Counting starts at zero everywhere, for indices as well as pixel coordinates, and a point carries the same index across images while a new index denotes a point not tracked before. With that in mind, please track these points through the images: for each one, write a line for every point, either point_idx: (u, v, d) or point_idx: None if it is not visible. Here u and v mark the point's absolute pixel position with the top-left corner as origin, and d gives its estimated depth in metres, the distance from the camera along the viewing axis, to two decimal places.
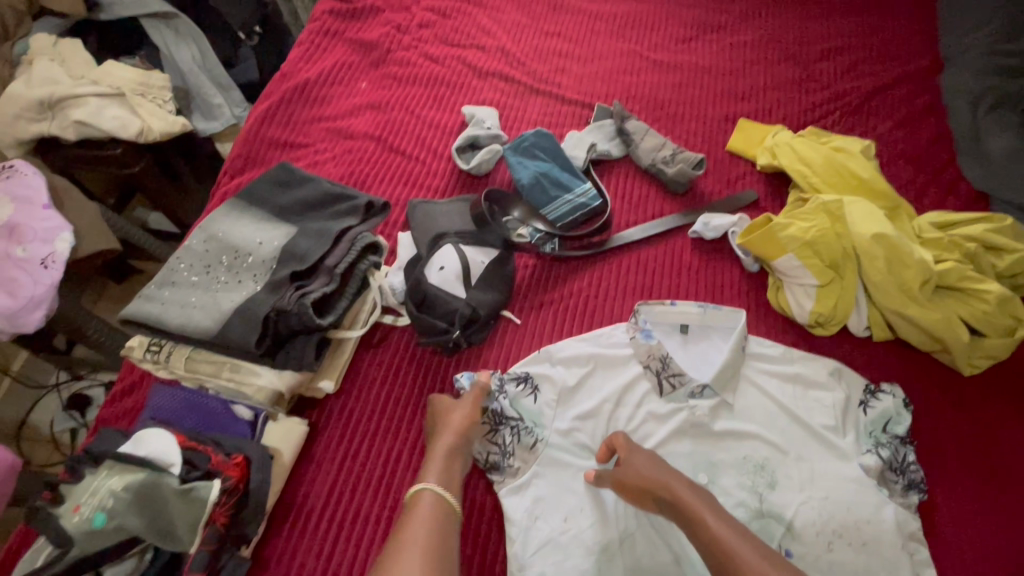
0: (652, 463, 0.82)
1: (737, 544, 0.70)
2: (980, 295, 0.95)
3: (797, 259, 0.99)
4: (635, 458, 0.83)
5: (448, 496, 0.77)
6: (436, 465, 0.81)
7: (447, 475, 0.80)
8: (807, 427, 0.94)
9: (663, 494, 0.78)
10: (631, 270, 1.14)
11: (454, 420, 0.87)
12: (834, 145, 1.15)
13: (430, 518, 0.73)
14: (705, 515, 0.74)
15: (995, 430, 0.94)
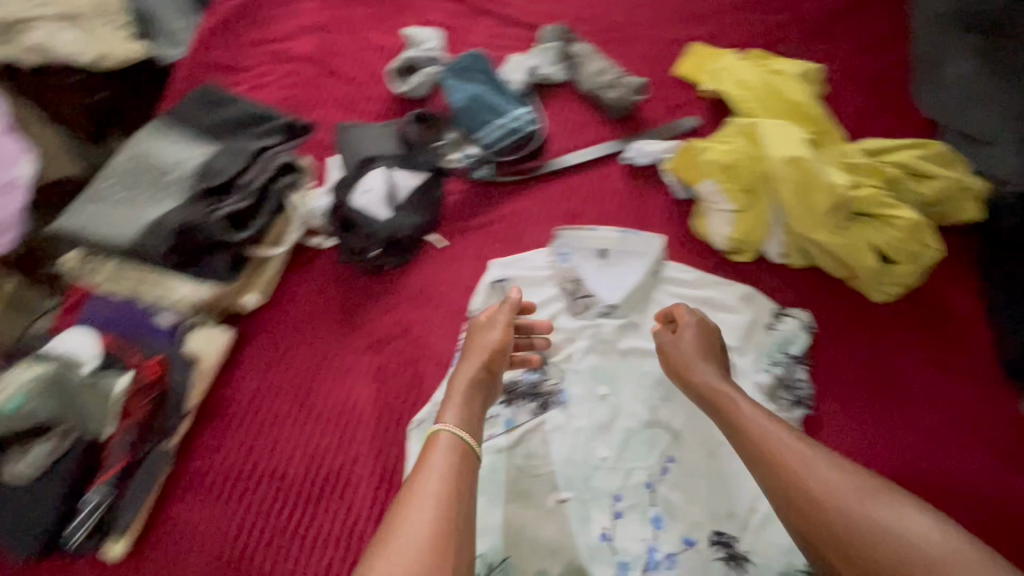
0: (697, 344, 0.89)
1: (783, 440, 0.75)
2: (892, 222, 0.95)
3: (715, 184, 0.99)
4: (685, 339, 0.90)
5: (467, 438, 0.77)
6: (454, 405, 0.80)
7: (466, 414, 0.80)
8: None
9: (694, 372, 0.87)
10: (561, 195, 1.14)
11: (474, 361, 0.86)
12: (776, 67, 1.11)
13: (445, 453, 0.74)
14: (744, 410, 0.80)
15: (893, 353, 0.97)
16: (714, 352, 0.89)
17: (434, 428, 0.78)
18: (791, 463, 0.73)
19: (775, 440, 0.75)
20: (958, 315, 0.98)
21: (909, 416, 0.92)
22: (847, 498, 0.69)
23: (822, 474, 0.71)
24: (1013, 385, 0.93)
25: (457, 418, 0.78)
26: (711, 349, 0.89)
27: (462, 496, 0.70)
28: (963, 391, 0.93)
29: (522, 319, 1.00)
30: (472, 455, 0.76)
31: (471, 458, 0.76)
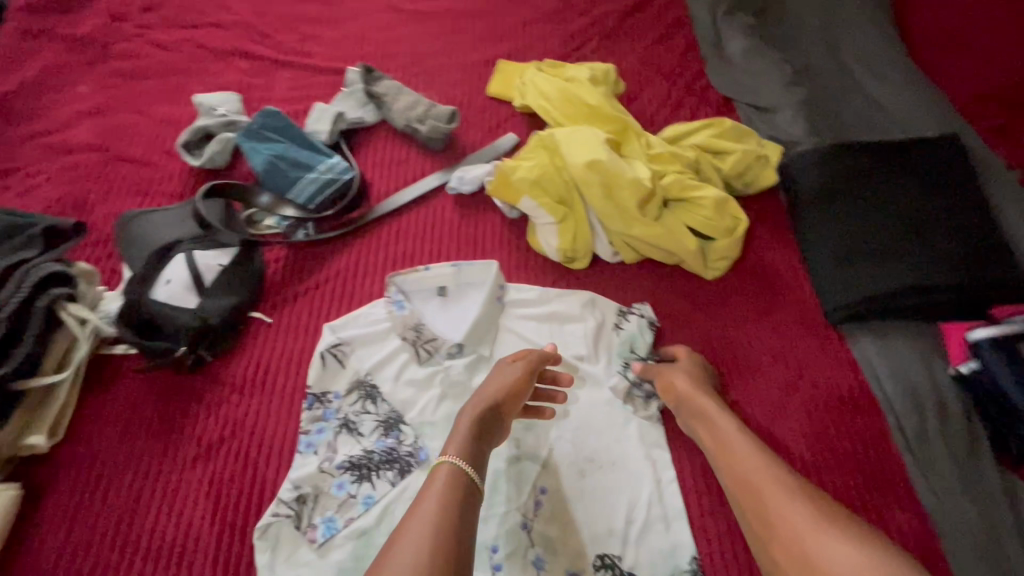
0: (691, 381, 0.88)
1: (762, 478, 0.76)
2: (699, 203, 0.98)
3: (532, 200, 0.98)
4: (673, 379, 0.89)
5: (469, 470, 0.74)
6: (460, 439, 0.78)
7: (471, 447, 0.77)
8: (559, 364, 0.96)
9: (694, 408, 0.86)
10: (394, 238, 1.09)
11: (484, 398, 0.83)
12: (569, 75, 1.14)
13: (444, 489, 0.71)
14: (734, 443, 0.81)
15: (732, 324, 0.99)
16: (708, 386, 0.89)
17: (438, 462, 0.75)
18: (765, 496, 0.74)
19: (762, 480, 0.76)
20: (782, 275, 1.03)
21: (760, 382, 0.94)
22: (810, 537, 0.69)
23: (792, 509, 0.72)
24: (839, 328, 0.97)
25: (464, 452, 0.76)
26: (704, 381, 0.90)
27: (459, 538, 0.66)
28: (800, 346, 0.97)
29: (367, 381, 0.93)
30: (471, 489, 0.73)
31: (470, 496, 0.72)
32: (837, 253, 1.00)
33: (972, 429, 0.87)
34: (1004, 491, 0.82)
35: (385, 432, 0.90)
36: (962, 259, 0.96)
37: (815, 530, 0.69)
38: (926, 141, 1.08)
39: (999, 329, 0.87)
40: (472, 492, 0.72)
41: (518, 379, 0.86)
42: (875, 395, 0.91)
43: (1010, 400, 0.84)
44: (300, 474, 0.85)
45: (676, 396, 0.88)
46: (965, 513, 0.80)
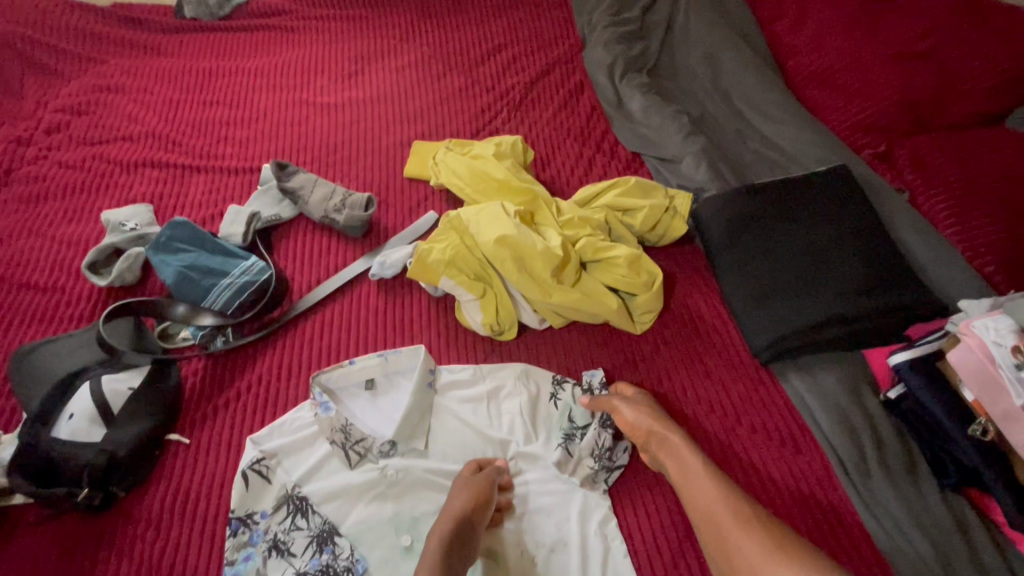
0: (641, 412, 0.89)
1: (720, 508, 0.76)
2: (614, 261, 1.00)
3: (450, 280, 0.98)
4: (624, 414, 0.90)
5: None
6: (429, 560, 0.75)
7: (442, 567, 0.74)
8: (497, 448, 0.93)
9: (651, 439, 0.87)
10: (319, 333, 1.06)
11: (450, 517, 0.80)
12: (477, 152, 1.18)
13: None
14: (693, 473, 0.81)
15: (667, 376, 0.99)
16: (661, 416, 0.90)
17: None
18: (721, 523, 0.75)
19: (717, 509, 0.76)
20: (708, 320, 1.05)
21: (702, 433, 0.93)
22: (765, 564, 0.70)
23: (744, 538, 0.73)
24: (769, 367, 0.98)
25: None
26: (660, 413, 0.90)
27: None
28: (735, 390, 0.97)
29: (297, 494, 0.88)
30: None
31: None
32: (756, 293, 1.02)
33: (907, 454, 0.87)
34: (950, 514, 0.82)
35: (318, 548, 0.84)
36: (871, 283, 0.99)
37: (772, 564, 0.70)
38: (820, 175, 1.14)
39: (915, 351, 0.88)
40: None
41: (478, 489, 0.83)
42: (813, 429, 0.91)
43: (937, 421, 0.85)
44: None
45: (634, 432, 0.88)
46: (918, 547, 0.79)
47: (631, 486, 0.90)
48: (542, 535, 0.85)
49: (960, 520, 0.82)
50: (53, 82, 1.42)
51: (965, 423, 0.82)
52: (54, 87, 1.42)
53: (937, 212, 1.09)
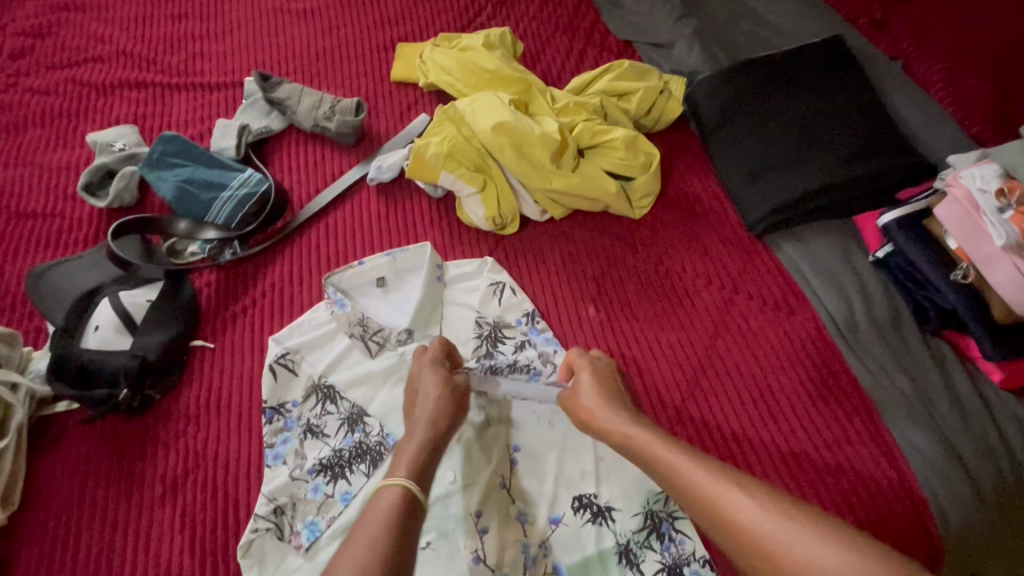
0: (597, 387, 0.82)
1: (693, 471, 0.68)
2: (611, 145, 1.01)
3: (450, 174, 0.98)
4: (583, 381, 0.84)
5: (417, 492, 0.69)
6: (406, 457, 0.73)
7: (420, 463, 0.73)
8: (500, 334, 0.97)
9: (603, 418, 0.79)
10: (325, 240, 1.08)
11: (422, 418, 0.79)
12: (465, 46, 1.14)
13: (386, 508, 0.67)
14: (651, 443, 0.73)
15: (666, 255, 1.02)
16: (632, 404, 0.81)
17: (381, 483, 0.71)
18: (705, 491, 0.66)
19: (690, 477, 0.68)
20: (705, 200, 1.07)
21: (701, 304, 0.98)
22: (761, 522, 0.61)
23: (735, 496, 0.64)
24: (764, 239, 1.02)
25: (411, 471, 0.71)
26: (611, 385, 0.83)
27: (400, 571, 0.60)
28: (732, 263, 1.00)
29: (323, 384, 0.93)
30: (418, 504, 0.69)
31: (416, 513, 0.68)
32: (749, 169, 1.04)
33: (892, 305, 0.93)
34: (929, 356, 0.88)
35: (350, 428, 0.90)
36: (863, 151, 1.01)
37: (815, 545, 0.57)
38: (814, 47, 1.12)
39: (903, 209, 0.92)
40: (415, 507, 0.68)
41: (447, 397, 0.82)
42: (806, 293, 0.96)
43: (920, 270, 0.90)
44: (272, 486, 0.85)
45: (587, 410, 0.81)
46: (900, 387, 0.86)
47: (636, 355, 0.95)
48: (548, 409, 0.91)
49: (939, 359, 0.88)
50: (7, 5, 1.34)
51: (946, 269, 0.88)
52: (7, 9, 1.33)
53: (929, 75, 1.09)
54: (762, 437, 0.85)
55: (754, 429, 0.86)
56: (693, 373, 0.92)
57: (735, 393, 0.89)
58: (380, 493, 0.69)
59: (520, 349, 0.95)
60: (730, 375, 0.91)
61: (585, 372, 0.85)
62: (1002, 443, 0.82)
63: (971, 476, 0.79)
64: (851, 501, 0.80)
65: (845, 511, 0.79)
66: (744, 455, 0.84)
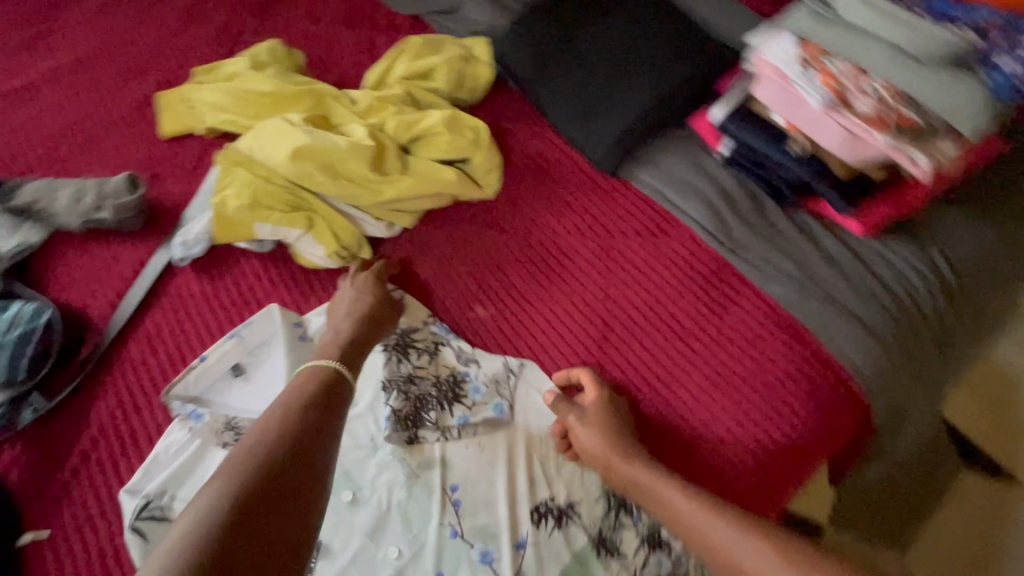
0: (599, 434, 0.76)
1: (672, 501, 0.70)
2: (433, 130, 0.91)
3: (264, 223, 0.83)
4: (581, 427, 0.78)
5: (335, 377, 0.73)
6: (333, 343, 0.78)
7: (348, 351, 0.78)
8: (409, 341, 0.87)
9: (605, 467, 0.76)
10: (151, 350, 0.89)
11: (344, 312, 0.83)
12: (230, 73, 0.97)
13: (301, 391, 0.70)
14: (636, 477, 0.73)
15: (531, 224, 0.96)
16: (629, 435, 0.78)
17: (302, 369, 0.74)
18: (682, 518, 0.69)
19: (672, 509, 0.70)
20: (550, 154, 1.01)
21: (582, 262, 0.93)
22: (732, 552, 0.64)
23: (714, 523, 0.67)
24: (618, 174, 0.98)
25: (337, 360, 0.76)
26: (609, 422, 0.77)
27: (304, 449, 0.63)
28: (596, 210, 0.96)
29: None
30: (338, 383, 0.73)
31: (328, 401, 0.70)
32: (580, 109, 0.99)
33: (750, 193, 0.94)
34: (797, 229, 0.90)
35: None
36: (676, 56, 0.99)
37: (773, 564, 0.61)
38: None
39: (727, 104, 0.93)
40: (341, 382, 0.73)
41: (375, 293, 0.86)
42: (672, 211, 0.94)
43: (762, 153, 0.91)
44: None
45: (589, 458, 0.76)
46: (784, 269, 0.87)
47: (538, 336, 0.88)
48: (478, 409, 0.82)
49: (805, 229, 0.90)
50: None
51: (781, 143, 0.89)
52: None
53: None
54: (683, 368, 0.84)
55: (673, 363, 0.85)
56: (599, 332, 0.88)
57: (644, 336, 0.87)
58: (304, 370, 0.74)
59: (432, 355, 0.87)
60: (634, 321, 0.88)
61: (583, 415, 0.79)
62: (884, 288, 0.86)
63: (868, 329, 0.83)
64: (778, 394, 0.82)
65: (777, 404, 0.81)
66: (671, 393, 0.84)
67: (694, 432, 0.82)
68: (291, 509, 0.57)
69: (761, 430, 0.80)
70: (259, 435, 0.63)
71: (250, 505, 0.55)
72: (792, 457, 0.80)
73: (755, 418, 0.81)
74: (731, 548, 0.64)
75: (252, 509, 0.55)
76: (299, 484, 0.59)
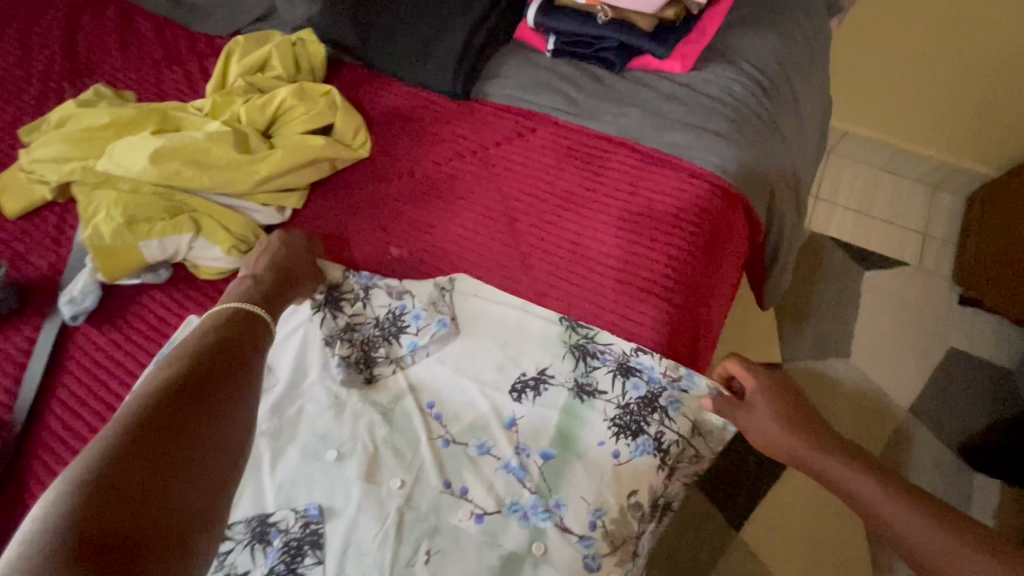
0: (775, 410, 0.81)
1: (834, 465, 0.76)
2: (286, 105, 0.94)
3: (148, 240, 0.83)
4: (759, 401, 0.82)
5: (244, 328, 0.71)
6: (244, 289, 0.78)
7: (259, 297, 0.77)
8: (337, 296, 0.88)
9: (776, 442, 0.80)
10: (76, 416, 0.83)
11: (258, 266, 0.82)
12: (58, 123, 0.93)
13: (215, 332, 0.69)
14: (801, 443, 0.79)
15: (414, 164, 1.01)
16: (801, 412, 0.82)
17: (218, 305, 0.75)
18: (837, 479, 0.76)
19: (830, 468, 0.77)
20: (408, 103, 1.07)
21: (472, 176, 0.99)
22: (889, 516, 0.71)
23: (871, 489, 0.74)
24: (473, 97, 1.06)
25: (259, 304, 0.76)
26: (782, 402, 0.82)
27: (198, 394, 0.59)
28: (466, 131, 1.03)
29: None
30: (240, 334, 0.70)
31: (231, 353, 0.67)
32: (418, 54, 1.06)
33: (586, 72, 1.05)
34: (634, 84, 1.03)
35: (263, 544, 0.72)
36: None
37: (927, 533, 0.68)
38: None
39: (536, 3, 1.04)
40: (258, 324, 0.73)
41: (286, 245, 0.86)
42: (530, 107, 1.03)
43: (581, 33, 1.02)
44: None
45: (762, 429, 0.80)
46: (638, 117, 0.99)
47: (459, 251, 0.93)
48: (424, 331, 0.85)
49: (640, 82, 1.03)
50: None
51: (592, 18, 1.01)
52: None
53: None
54: (589, 225, 0.92)
55: (580, 223, 0.93)
56: (507, 226, 0.94)
57: (547, 214, 0.94)
58: (218, 312, 0.73)
59: (363, 300, 0.88)
60: (534, 206, 0.95)
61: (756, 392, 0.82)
62: (719, 103, 0.99)
63: (721, 136, 0.96)
64: (674, 212, 0.91)
65: (677, 221, 0.90)
66: (589, 247, 0.91)
67: (621, 270, 0.89)
68: (201, 444, 0.56)
69: (674, 245, 0.89)
70: (164, 380, 0.59)
71: (153, 436, 0.53)
72: (706, 258, 0.89)
73: (664, 239, 0.89)
74: (891, 510, 0.71)
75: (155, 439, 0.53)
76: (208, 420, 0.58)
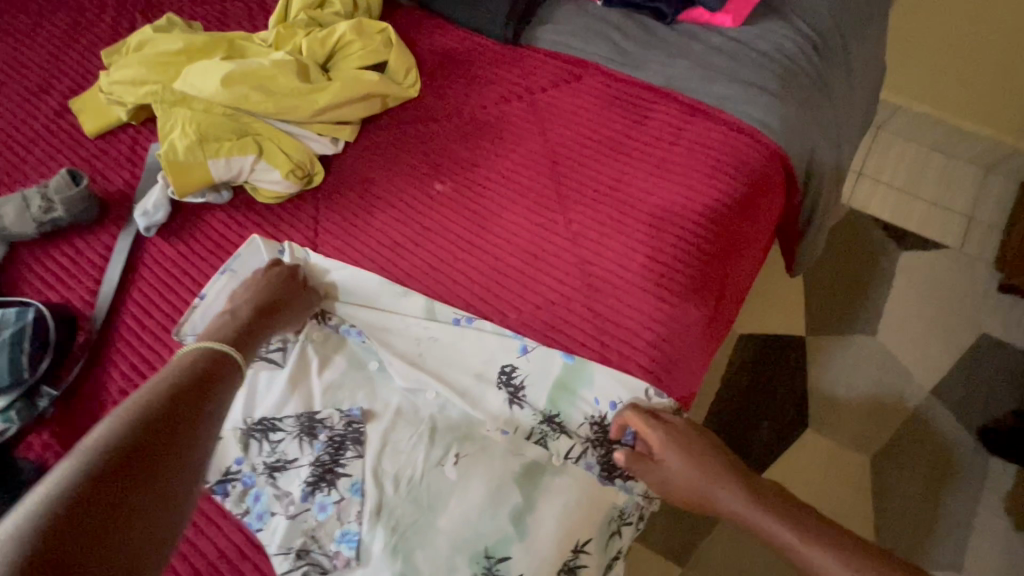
0: (686, 462, 0.79)
1: (751, 512, 0.76)
2: (344, 41, 0.99)
3: (217, 158, 0.91)
4: (670, 457, 0.79)
5: (218, 357, 0.71)
6: (219, 332, 0.77)
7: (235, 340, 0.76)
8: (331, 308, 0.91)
9: (696, 494, 0.79)
10: (148, 315, 0.92)
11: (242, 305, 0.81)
12: (138, 48, 1.01)
13: (185, 370, 0.67)
14: (715, 493, 0.78)
15: (460, 106, 1.04)
16: (711, 457, 0.80)
17: (191, 345, 0.73)
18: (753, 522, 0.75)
19: (747, 515, 0.76)
20: (458, 46, 1.10)
21: (515, 119, 1.02)
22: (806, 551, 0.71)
23: (787, 530, 0.73)
24: (522, 44, 1.09)
25: (226, 343, 0.74)
26: (694, 447, 0.80)
27: (169, 433, 0.59)
28: (513, 76, 1.06)
29: (254, 423, 0.81)
30: (220, 366, 0.70)
31: (205, 389, 0.66)
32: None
33: (636, 22, 1.06)
34: (682, 36, 1.03)
35: (311, 437, 0.80)
36: None
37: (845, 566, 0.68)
38: None
39: None
40: (229, 373, 0.70)
41: (265, 287, 0.85)
42: (577, 55, 1.05)
43: None
44: (280, 534, 0.74)
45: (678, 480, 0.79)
46: (682, 70, 1.00)
47: (499, 189, 0.97)
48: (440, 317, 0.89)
49: (690, 34, 1.03)
50: None
51: None
52: None
53: None
54: (626, 170, 0.95)
55: (617, 169, 0.95)
56: (546, 167, 0.98)
57: (585, 159, 0.97)
58: (191, 350, 0.71)
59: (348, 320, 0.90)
60: (573, 151, 0.98)
61: (667, 449, 0.78)
62: (767, 58, 0.99)
63: (765, 90, 0.97)
64: (712, 162, 0.93)
65: (717, 171, 0.92)
66: (626, 191, 0.94)
67: (656, 213, 0.91)
68: (170, 475, 0.56)
69: (709, 193, 0.91)
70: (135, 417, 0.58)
71: (112, 476, 0.52)
72: (741, 209, 0.91)
73: (700, 187, 0.92)
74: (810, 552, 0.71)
75: (96, 500, 0.50)
76: (160, 478, 0.55)
